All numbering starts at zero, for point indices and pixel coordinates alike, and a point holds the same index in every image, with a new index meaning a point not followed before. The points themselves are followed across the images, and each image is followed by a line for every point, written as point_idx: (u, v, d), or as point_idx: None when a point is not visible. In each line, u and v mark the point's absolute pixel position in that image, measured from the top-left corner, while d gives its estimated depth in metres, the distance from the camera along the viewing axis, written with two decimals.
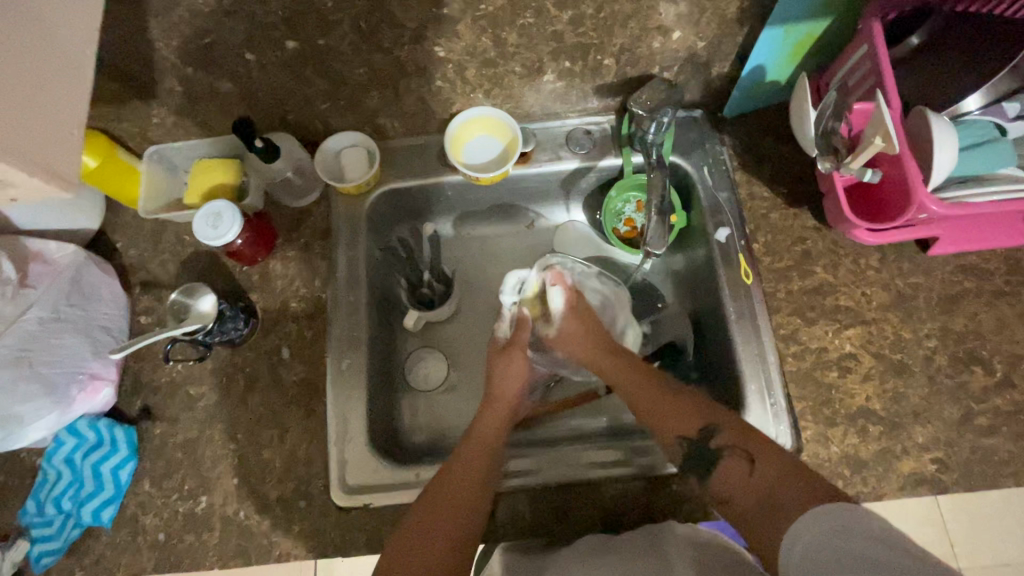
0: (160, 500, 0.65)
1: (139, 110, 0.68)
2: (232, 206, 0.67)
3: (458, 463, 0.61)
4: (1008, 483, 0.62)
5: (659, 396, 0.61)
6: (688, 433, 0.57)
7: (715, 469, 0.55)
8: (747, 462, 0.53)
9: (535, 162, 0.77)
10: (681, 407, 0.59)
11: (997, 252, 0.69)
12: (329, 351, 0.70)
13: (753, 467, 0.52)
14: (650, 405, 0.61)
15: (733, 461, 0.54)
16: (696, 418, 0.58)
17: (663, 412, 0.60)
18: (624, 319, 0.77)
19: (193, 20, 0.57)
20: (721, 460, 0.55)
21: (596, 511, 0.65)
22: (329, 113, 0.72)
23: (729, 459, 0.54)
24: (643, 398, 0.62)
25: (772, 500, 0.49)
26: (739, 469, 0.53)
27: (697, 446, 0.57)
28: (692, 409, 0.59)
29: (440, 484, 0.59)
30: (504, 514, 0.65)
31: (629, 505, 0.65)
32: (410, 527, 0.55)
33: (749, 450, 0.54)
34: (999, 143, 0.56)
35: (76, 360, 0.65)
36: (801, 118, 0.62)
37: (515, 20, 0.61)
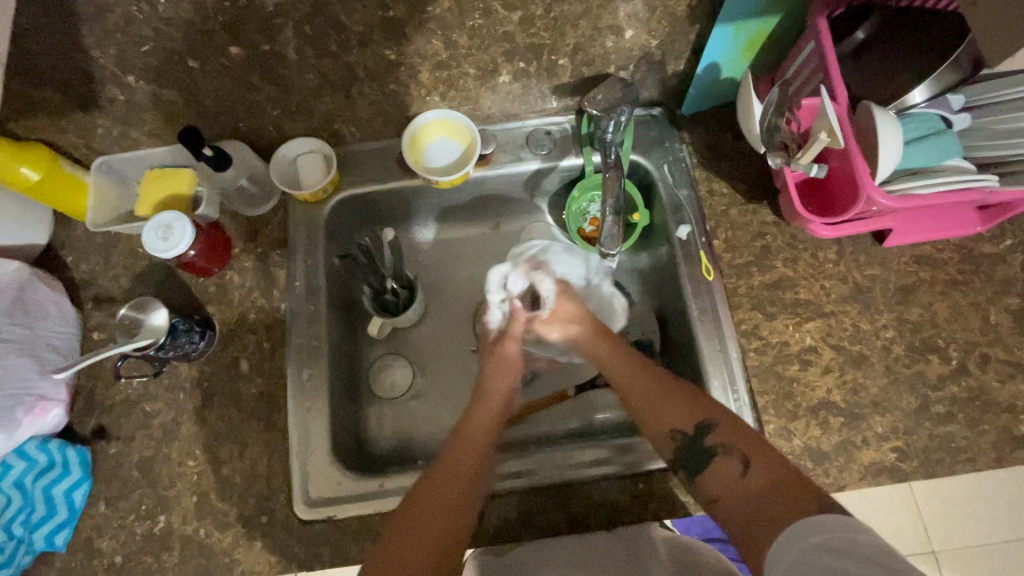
0: (116, 522, 0.64)
1: (81, 120, 0.65)
2: (182, 217, 0.65)
3: (442, 469, 0.60)
4: (965, 468, 0.63)
5: (659, 392, 0.60)
6: (687, 425, 0.57)
7: (705, 469, 0.54)
8: (740, 464, 0.53)
9: (495, 163, 0.76)
10: (678, 402, 0.59)
11: (949, 242, 0.70)
12: (289, 362, 0.69)
13: (746, 472, 0.52)
14: (645, 401, 0.61)
15: (726, 461, 0.54)
16: (697, 415, 0.57)
17: (662, 403, 0.60)
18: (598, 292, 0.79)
19: (129, 27, 0.55)
20: (715, 460, 0.54)
21: (574, 519, 0.64)
22: (281, 119, 0.70)
23: (723, 458, 0.54)
24: (637, 389, 0.62)
25: (765, 504, 0.48)
26: (730, 471, 0.53)
27: (689, 443, 0.56)
28: (691, 406, 0.58)
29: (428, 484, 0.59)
30: (489, 515, 0.64)
31: (610, 504, 0.65)
32: (394, 538, 0.55)
33: (745, 451, 0.53)
34: (943, 135, 0.58)
35: (22, 381, 0.63)
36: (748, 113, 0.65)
37: (463, 22, 0.60)
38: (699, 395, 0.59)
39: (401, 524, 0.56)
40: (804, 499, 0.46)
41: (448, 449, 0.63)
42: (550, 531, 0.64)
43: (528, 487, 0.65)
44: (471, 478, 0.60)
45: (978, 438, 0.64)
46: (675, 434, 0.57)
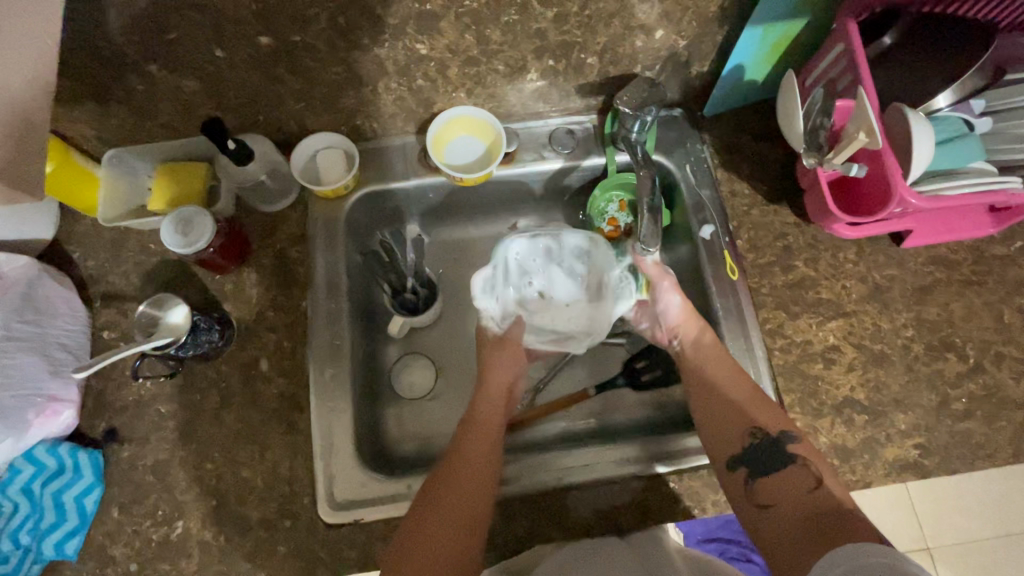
0: (130, 529, 0.61)
1: (95, 110, 0.63)
2: (202, 212, 0.64)
3: (457, 465, 0.60)
4: (984, 464, 0.65)
5: (741, 399, 0.62)
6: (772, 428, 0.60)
7: (775, 475, 0.57)
8: (814, 481, 0.55)
9: (518, 161, 0.76)
10: (772, 411, 0.61)
11: (963, 243, 0.72)
12: (311, 362, 0.67)
13: (818, 487, 0.54)
14: (724, 399, 0.62)
15: (799, 473, 0.56)
16: (781, 423, 0.60)
17: (747, 412, 0.61)
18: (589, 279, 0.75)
19: (157, 14, 0.53)
20: (788, 468, 0.57)
21: (594, 515, 0.63)
22: (303, 113, 0.69)
23: (799, 469, 0.56)
24: (717, 396, 0.63)
25: (820, 519, 0.51)
26: (803, 483, 0.55)
27: (770, 444, 0.59)
28: (775, 415, 0.61)
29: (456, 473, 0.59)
30: (512, 517, 0.63)
31: (617, 502, 0.64)
32: (409, 538, 0.55)
33: (819, 472, 0.56)
34: (967, 139, 0.58)
35: (31, 381, 0.60)
36: (789, 113, 0.63)
37: (499, 17, 0.60)
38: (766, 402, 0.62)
39: (428, 509, 0.57)
40: (869, 523, 0.48)
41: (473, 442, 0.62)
42: (582, 531, 0.63)
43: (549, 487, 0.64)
44: (487, 471, 0.60)
45: (996, 435, 0.65)
46: (755, 431, 0.60)
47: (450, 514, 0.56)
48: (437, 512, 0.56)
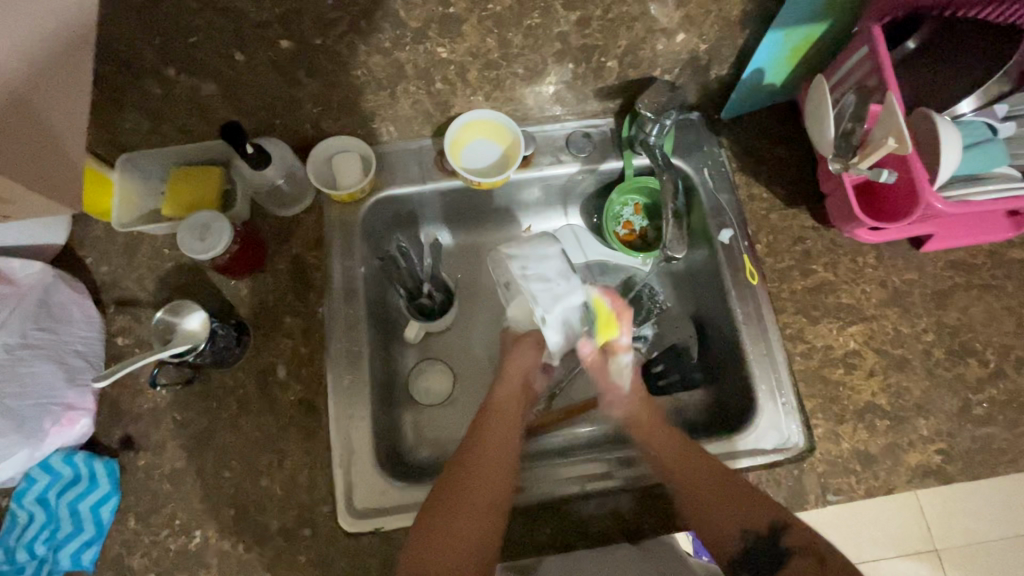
0: (148, 538, 0.60)
1: (110, 114, 0.62)
2: (220, 217, 0.63)
3: (475, 456, 0.59)
4: (1006, 469, 0.64)
5: (721, 493, 0.58)
6: (761, 524, 0.56)
7: (781, 567, 0.54)
8: (818, 563, 0.53)
9: (535, 165, 0.75)
10: (750, 503, 0.57)
11: (982, 247, 0.72)
12: (330, 368, 0.66)
13: (824, 566, 0.52)
14: (710, 507, 0.57)
15: (801, 560, 0.53)
16: (764, 515, 0.56)
17: (731, 500, 0.57)
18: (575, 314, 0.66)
19: (178, 17, 0.53)
20: (788, 560, 0.54)
21: (612, 520, 0.63)
22: (320, 116, 0.68)
23: (796, 560, 0.54)
24: (700, 492, 0.58)
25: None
26: (807, 568, 0.53)
27: (764, 543, 0.55)
28: (761, 507, 0.57)
29: (453, 496, 0.56)
30: (528, 531, 0.62)
31: (631, 511, 0.63)
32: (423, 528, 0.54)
33: (818, 549, 0.54)
34: (993, 143, 0.58)
35: (48, 390, 0.59)
36: (817, 118, 0.63)
37: (522, 20, 0.59)
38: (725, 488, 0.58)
39: (428, 538, 0.53)
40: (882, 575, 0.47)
41: (467, 461, 0.59)
42: (604, 538, 0.62)
43: (554, 498, 0.64)
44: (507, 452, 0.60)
45: (1018, 439, 0.65)
46: (749, 532, 0.56)
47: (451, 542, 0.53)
48: (456, 504, 0.56)
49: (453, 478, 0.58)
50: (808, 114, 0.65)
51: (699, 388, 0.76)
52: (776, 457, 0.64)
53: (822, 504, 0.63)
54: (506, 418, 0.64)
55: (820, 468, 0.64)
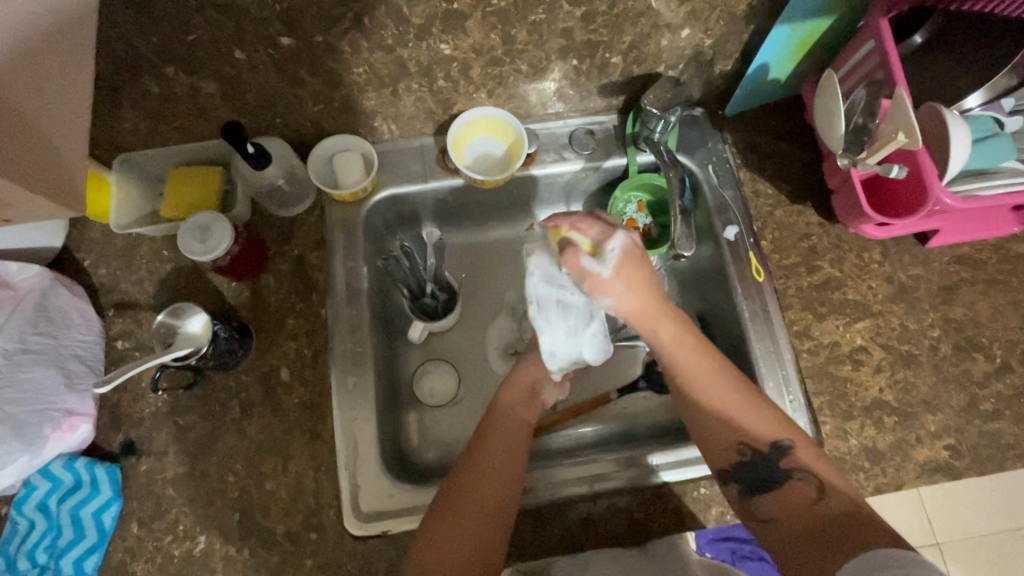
0: (151, 544, 0.59)
1: (107, 114, 0.61)
2: (220, 217, 0.62)
3: (481, 454, 0.57)
4: (1014, 464, 0.64)
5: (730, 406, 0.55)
6: (764, 441, 0.54)
7: (775, 485, 0.53)
8: (816, 488, 0.51)
9: (538, 162, 0.74)
10: (757, 414, 0.55)
11: (987, 242, 0.72)
12: (334, 370, 0.65)
13: (823, 496, 0.51)
14: (717, 414, 0.55)
15: (802, 484, 0.52)
16: (774, 431, 0.54)
17: (737, 418, 0.55)
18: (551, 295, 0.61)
19: (178, 15, 0.52)
20: (787, 484, 0.52)
21: (624, 518, 0.62)
22: (321, 115, 0.67)
23: (798, 484, 0.52)
24: (715, 406, 0.55)
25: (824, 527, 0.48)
26: (803, 496, 0.51)
27: (763, 458, 0.54)
28: (773, 419, 0.55)
29: (460, 496, 0.55)
30: (537, 532, 0.62)
31: (643, 510, 0.63)
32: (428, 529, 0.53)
33: (819, 475, 0.52)
34: (1001, 138, 0.57)
35: (48, 396, 0.58)
36: (826, 113, 0.62)
37: (526, 16, 0.58)
38: (758, 405, 0.55)
39: (434, 538, 0.52)
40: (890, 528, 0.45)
41: (476, 461, 0.57)
42: (613, 539, 0.62)
43: (561, 499, 0.63)
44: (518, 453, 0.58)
45: None
46: (742, 444, 0.54)
47: (458, 537, 0.52)
48: (459, 504, 0.54)
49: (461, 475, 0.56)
50: (817, 110, 0.64)
51: None
52: None
53: None
54: (518, 418, 0.61)
55: (829, 465, 0.64)
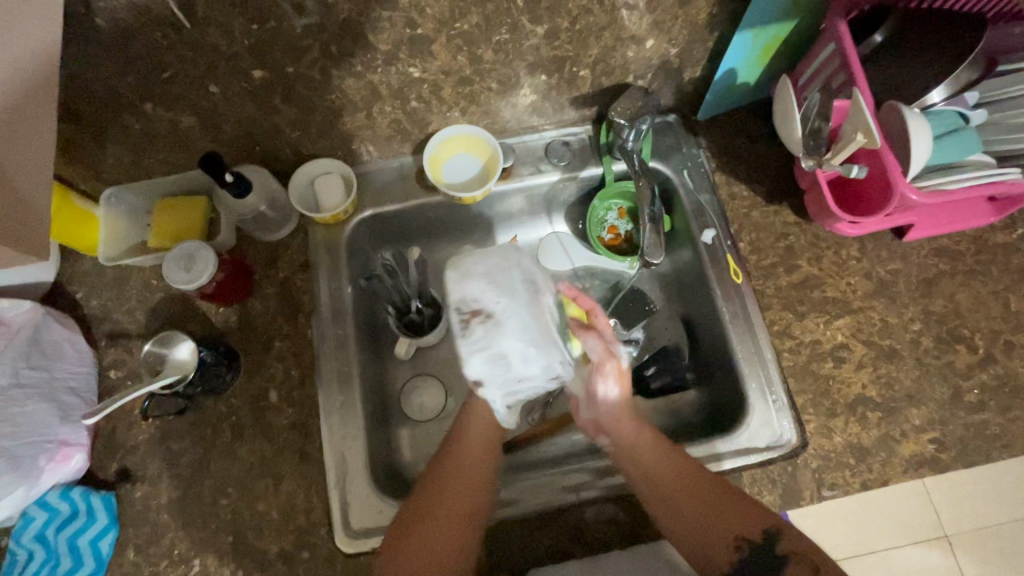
0: (147, 569, 0.60)
1: (91, 150, 0.63)
2: (204, 247, 0.64)
3: (453, 467, 0.59)
4: (1001, 455, 0.65)
5: (702, 500, 0.57)
6: (754, 531, 0.55)
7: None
8: (812, 573, 0.52)
9: (516, 176, 0.76)
10: (743, 508, 0.56)
11: (964, 234, 0.72)
12: (321, 390, 0.67)
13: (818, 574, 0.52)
14: (704, 516, 0.56)
15: (796, 569, 0.53)
16: (756, 516, 0.55)
17: (728, 510, 0.56)
18: (548, 379, 0.53)
19: (151, 54, 0.54)
20: (784, 569, 0.53)
21: (611, 526, 0.63)
22: (299, 141, 0.69)
23: (788, 564, 0.53)
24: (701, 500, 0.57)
25: None
26: (800, 574, 0.52)
27: (761, 550, 0.54)
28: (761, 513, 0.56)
29: (434, 498, 0.58)
30: (523, 543, 0.62)
31: (629, 516, 0.63)
32: (401, 534, 0.55)
33: (815, 559, 0.53)
34: (964, 131, 0.58)
35: (41, 428, 0.60)
36: (787, 117, 0.63)
37: (490, 37, 0.60)
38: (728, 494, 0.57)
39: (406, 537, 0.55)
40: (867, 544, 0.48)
41: (446, 468, 0.60)
42: (603, 545, 0.62)
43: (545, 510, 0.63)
44: (488, 456, 0.60)
45: (1012, 424, 0.65)
46: (741, 541, 0.55)
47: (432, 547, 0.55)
48: (434, 517, 0.56)
49: (437, 477, 0.59)
50: (777, 112, 0.65)
51: (692, 389, 0.76)
52: (770, 455, 0.64)
53: (818, 499, 0.63)
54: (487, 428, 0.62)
55: (814, 464, 0.64)
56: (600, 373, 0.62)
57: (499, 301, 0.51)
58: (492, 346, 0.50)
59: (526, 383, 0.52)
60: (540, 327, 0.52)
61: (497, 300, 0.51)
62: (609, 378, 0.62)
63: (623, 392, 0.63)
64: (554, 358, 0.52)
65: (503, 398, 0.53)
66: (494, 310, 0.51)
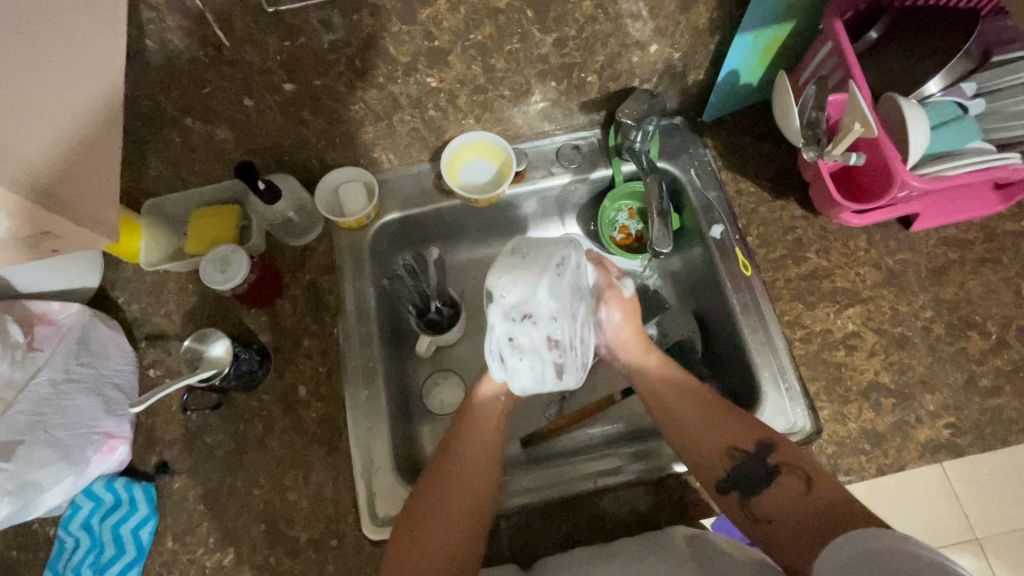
0: (185, 557, 0.63)
1: (135, 163, 0.68)
2: (238, 249, 0.68)
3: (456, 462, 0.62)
4: (1018, 439, 0.65)
5: (707, 419, 0.61)
6: (750, 439, 0.59)
7: (762, 490, 0.57)
8: (805, 481, 0.56)
9: (529, 179, 0.79)
10: (742, 421, 0.61)
11: (972, 223, 0.73)
12: (347, 385, 0.70)
13: (810, 487, 0.55)
14: (700, 423, 0.61)
15: (790, 479, 0.57)
16: (755, 435, 0.60)
17: (719, 427, 0.61)
18: (554, 344, 0.63)
19: (192, 72, 0.58)
20: (778, 477, 0.57)
21: (630, 513, 0.64)
22: (325, 151, 0.73)
23: (785, 477, 0.57)
24: (703, 430, 0.61)
25: (822, 520, 0.52)
26: (793, 489, 0.56)
27: (751, 459, 0.59)
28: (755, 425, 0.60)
29: (445, 491, 0.60)
30: (540, 529, 0.64)
31: (645, 503, 0.64)
32: (416, 521, 0.58)
33: (805, 469, 0.57)
34: (964, 121, 0.60)
35: (90, 420, 0.64)
36: (786, 111, 0.66)
37: (502, 47, 0.64)
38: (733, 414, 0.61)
39: (421, 526, 0.57)
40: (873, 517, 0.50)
41: (457, 460, 0.62)
42: (619, 530, 0.64)
43: (562, 498, 0.65)
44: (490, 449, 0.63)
45: None
46: (734, 450, 0.59)
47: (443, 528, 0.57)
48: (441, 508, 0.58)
49: (448, 471, 0.61)
50: (777, 110, 0.69)
51: (707, 382, 0.78)
52: None
53: None
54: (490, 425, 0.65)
55: (829, 449, 0.65)
56: (604, 301, 0.70)
57: (547, 246, 0.63)
58: (515, 273, 0.61)
59: (523, 334, 0.62)
60: (568, 295, 0.63)
61: (539, 251, 0.63)
62: (611, 305, 0.70)
63: (628, 316, 0.70)
64: (561, 323, 0.62)
65: (495, 333, 0.62)
66: (560, 250, 0.63)
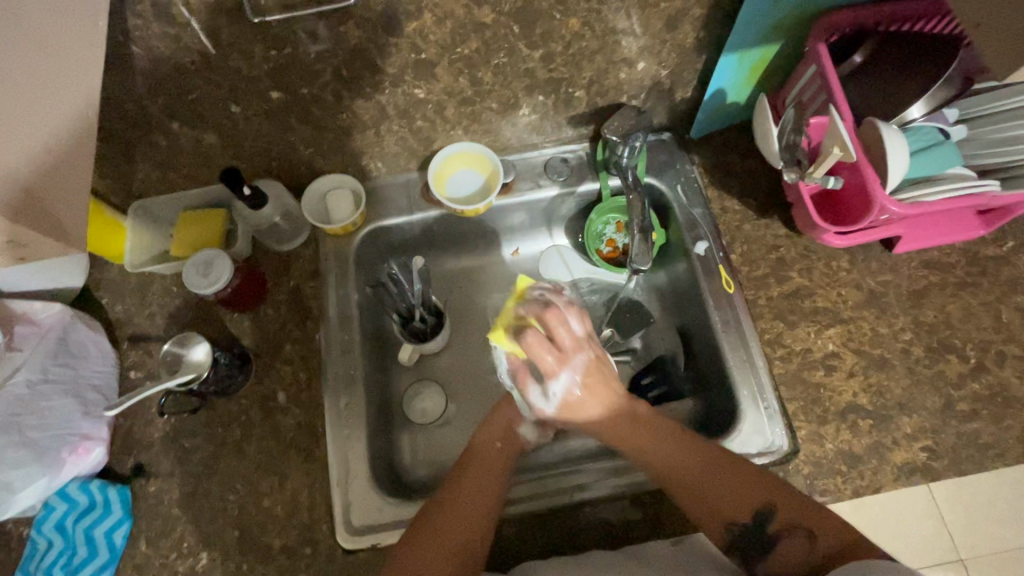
0: (158, 561, 0.63)
1: (122, 165, 0.68)
2: (221, 254, 0.68)
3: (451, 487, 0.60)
4: (993, 464, 0.65)
5: (704, 474, 0.58)
6: (748, 510, 0.56)
7: (767, 554, 0.55)
8: (806, 539, 0.53)
9: (516, 191, 0.80)
10: (738, 483, 0.57)
11: (954, 246, 0.74)
12: (326, 392, 0.70)
13: (812, 543, 0.53)
14: (696, 481, 0.58)
15: (791, 540, 0.54)
16: (751, 502, 0.56)
17: (717, 495, 0.57)
18: None
19: (178, 78, 0.59)
20: (775, 545, 0.55)
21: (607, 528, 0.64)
22: (313, 158, 0.73)
23: (788, 538, 0.54)
24: (699, 494, 0.58)
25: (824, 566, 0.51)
26: (794, 552, 0.53)
27: (752, 527, 0.56)
28: (758, 487, 0.56)
29: (436, 514, 0.58)
30: (519, 539, 0.64)
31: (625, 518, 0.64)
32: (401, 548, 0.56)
33: (810, 524, 0.54)
34: (944, 146, 0.61)
35: (65, 422, 0.64)
36: (766, 135, 0.68)
37: (489, 61, 0.65)
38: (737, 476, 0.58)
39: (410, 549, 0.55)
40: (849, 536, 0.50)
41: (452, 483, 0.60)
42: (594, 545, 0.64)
43: (542, 510, 0.65)
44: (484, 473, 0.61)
45: (1004, 433, 0.66)
46: (728, 523, 0.56)
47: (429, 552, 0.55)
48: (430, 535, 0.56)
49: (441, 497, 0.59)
50: (757, 132, 0.70)
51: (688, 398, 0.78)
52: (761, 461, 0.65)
53: None
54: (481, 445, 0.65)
55: (805, 469, 0.65)
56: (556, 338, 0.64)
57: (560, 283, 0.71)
58: None
59: None
60: None
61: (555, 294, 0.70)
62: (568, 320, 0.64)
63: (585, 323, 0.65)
64: None
65: None
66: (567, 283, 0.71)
